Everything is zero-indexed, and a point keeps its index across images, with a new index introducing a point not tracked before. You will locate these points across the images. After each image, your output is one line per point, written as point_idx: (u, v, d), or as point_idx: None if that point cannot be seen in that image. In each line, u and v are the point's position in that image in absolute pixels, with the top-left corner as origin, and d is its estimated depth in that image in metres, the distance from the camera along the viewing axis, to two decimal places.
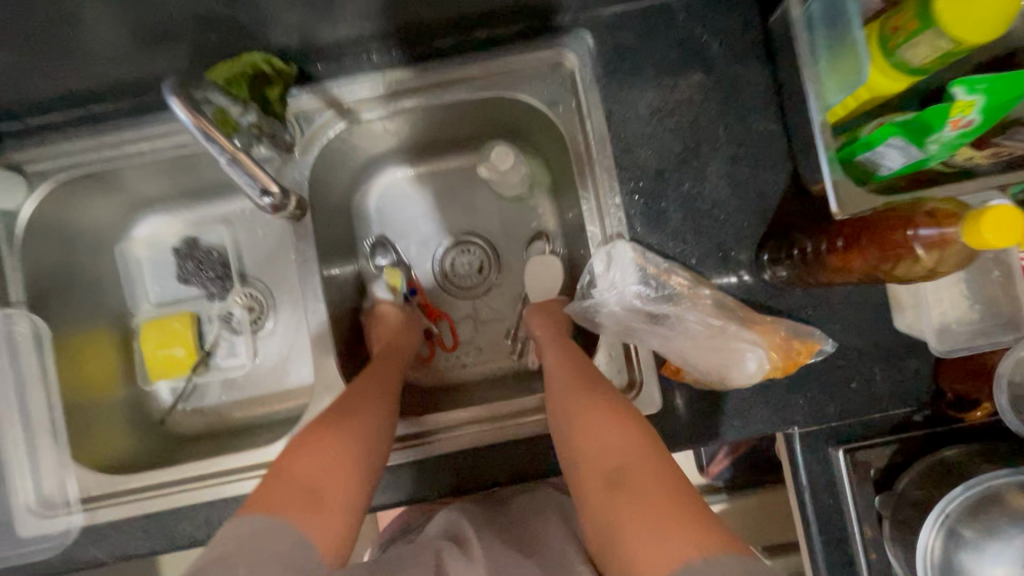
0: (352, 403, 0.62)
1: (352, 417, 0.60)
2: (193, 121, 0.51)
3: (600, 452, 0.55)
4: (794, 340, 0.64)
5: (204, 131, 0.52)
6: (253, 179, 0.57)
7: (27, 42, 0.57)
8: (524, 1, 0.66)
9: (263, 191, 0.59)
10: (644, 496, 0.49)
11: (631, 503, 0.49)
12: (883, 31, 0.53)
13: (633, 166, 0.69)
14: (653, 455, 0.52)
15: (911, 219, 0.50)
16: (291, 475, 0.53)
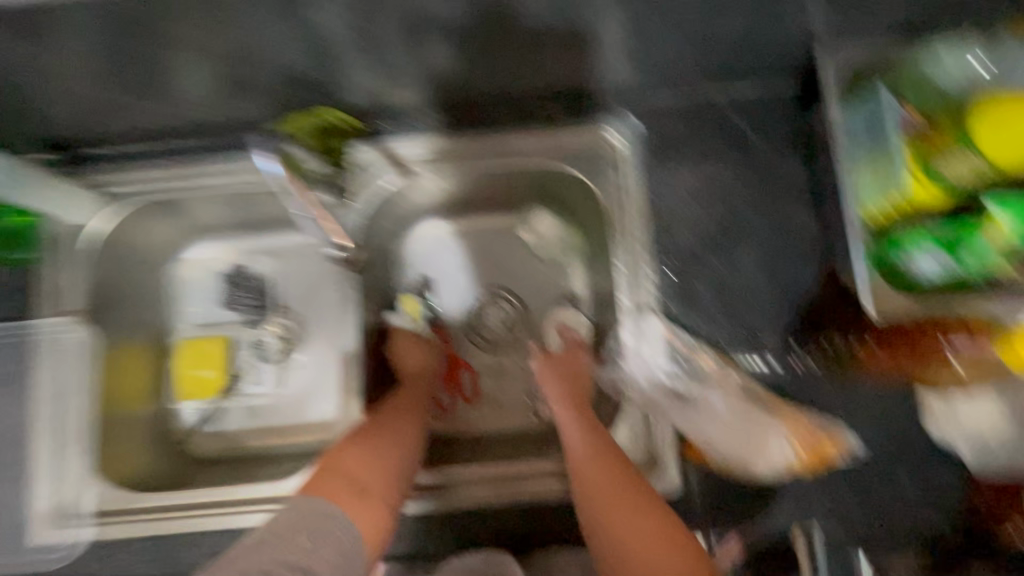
0: (384, 417, 0.69)
1: (385, 427, 0.67)
2: (270, 162, 0.55)
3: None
4: (821, 435, 0.64)
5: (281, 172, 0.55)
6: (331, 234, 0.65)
7: (133, 84, 0.63)
8: (581, 85, 0.71)
9: (339, 246, 0.67)
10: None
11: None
12: (919, 146, 0.58)
13: (668, 245, 0.72)
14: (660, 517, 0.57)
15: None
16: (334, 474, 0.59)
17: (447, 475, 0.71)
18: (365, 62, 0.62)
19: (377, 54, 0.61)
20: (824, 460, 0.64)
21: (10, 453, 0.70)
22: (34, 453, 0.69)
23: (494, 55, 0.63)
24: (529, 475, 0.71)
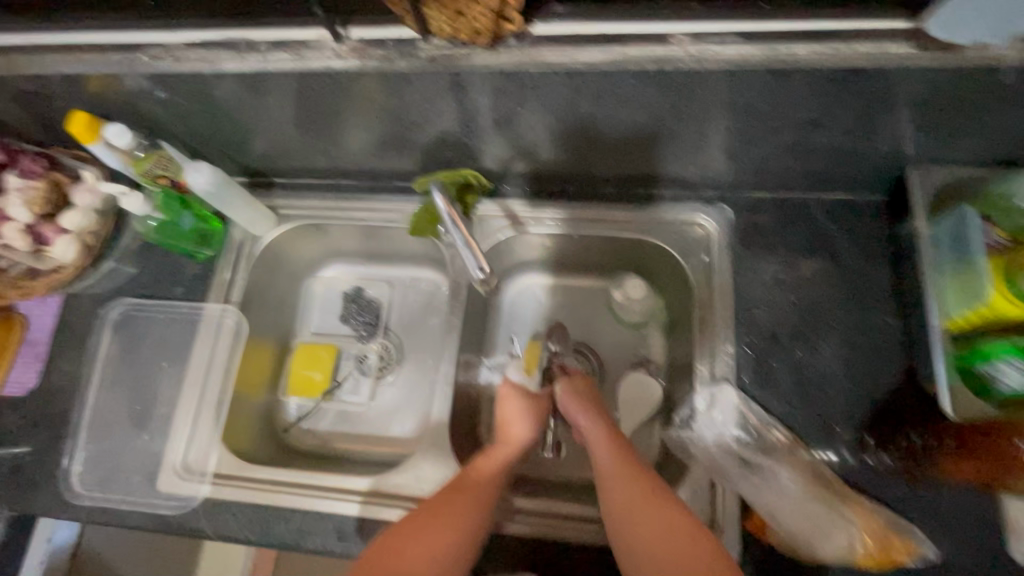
0: (443, 497, 0.67)
1: (440, 509, 0.66)
2: (448, 210, 0.72)
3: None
4: (892, 533, 0.64)
5: (454, 218, 0.72)
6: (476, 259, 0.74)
7: (326, 133, 0.82)
8: (682, 174, 0.82)
9: (479, 269, 0.75)
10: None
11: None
12: (1004, 263, 0.61)
13: (749, 323, 0.77)
14: None
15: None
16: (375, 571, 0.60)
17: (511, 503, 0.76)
18: (506, 135, 0.77)
19: (518, 130, 0.75)
20: (895, 561, 0.63)
21: (163, 407, 0.84)
22: (179, 412, 0.83)
23: (612, 141, 0.75)
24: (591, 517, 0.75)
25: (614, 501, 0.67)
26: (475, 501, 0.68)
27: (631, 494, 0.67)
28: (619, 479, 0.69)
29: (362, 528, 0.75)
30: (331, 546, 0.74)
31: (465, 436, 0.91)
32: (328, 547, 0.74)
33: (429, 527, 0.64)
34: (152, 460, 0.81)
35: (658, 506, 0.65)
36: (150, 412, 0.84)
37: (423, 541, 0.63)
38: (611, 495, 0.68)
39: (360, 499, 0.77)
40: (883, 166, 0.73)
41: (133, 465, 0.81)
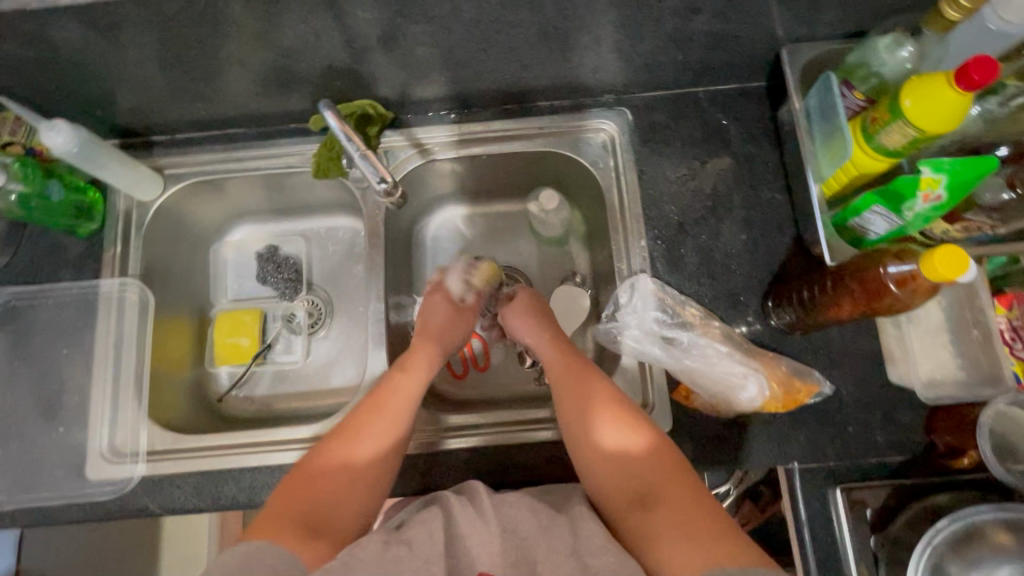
0: (358, 425, 0.69)
1: (357, 436, 0.68)
2: (339, 125, 0.73)
3: (620, 478, 0.64)
4: (794, 378, 0.73)
5: (347, 133, 0.74)
6: (376, 170, 0.76)
7: (200, 75, 0.75)
8: (580, 81, 0.83)
9: (381, 180, 0.77)
10: (677, 517, 0.58)
11: (662, 523, 0.58)
12: (864, 122, 0.67)
13: (657, 217, 0.82)
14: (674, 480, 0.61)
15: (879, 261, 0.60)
16: (295, 502, 0.62)
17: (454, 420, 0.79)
18: (398, 55, 0.74)
19: (408, 48, 0.73)
20: (798, 401, 0.72)
21: (76, 394, 0.79)
22: (95, 397, 0.78)
23: (506, 51, 0.75)
24: (537, 418, 0.80)
25: (566, 408, 0.71)
26: (391, 424, 0.70)
27: (581, 401, 0.70)
28: (570, 387, 0.72)
29: None
30: None
31: None
32: None
33: (348, 455, 0.66)
34: (75, 450, 0.77)
35: (607, 408, 0.68)
36: (62, 403, 0.78)
37: (343, 468, 0.66)
38: (562, 403, 0.71)
39: (309, 446, 0.77)
40: (759, 51, 0.78)
41: (54, 459, 0.76)
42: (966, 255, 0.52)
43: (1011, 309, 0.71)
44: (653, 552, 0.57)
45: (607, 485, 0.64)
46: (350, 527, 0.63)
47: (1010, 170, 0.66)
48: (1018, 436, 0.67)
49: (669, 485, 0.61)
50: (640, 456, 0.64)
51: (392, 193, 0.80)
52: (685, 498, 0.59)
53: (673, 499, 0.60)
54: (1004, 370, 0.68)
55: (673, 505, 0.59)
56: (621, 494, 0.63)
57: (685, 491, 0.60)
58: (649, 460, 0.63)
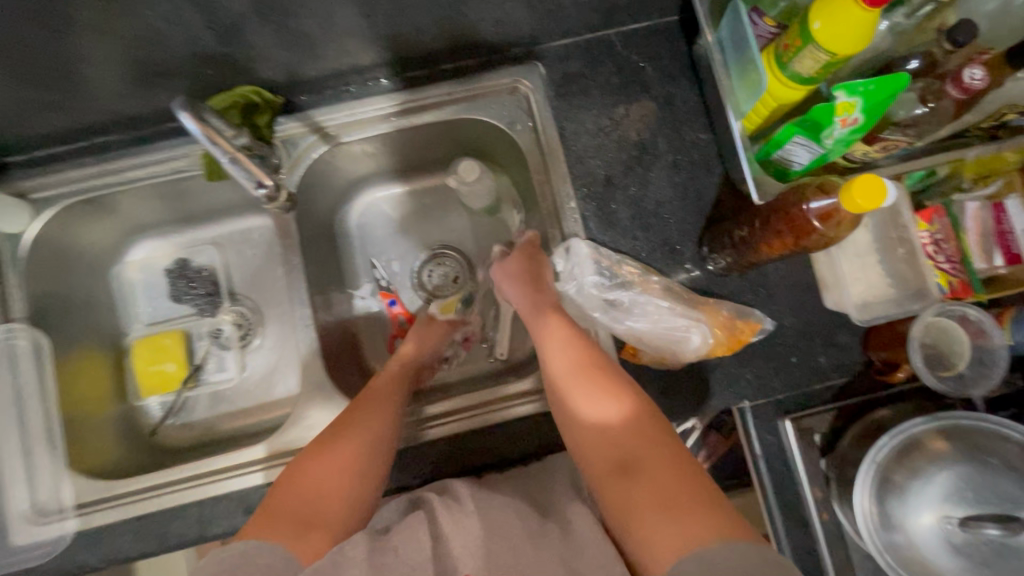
0: (346, 421, 0.67)
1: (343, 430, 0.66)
2: (201, 130, 0.59)
3: (603, 445, 0.60)
4: (736, 319, 0.72)
5: (209, 137, 0.60)
6: (250, 175, 0.67)
7: (42, 80, 0.64)
8: (484, 37, 0.77)
9: (259, 184, 0.69)
10: (656, 486, 0.54)
11: (642, 496, 0.54)
12: (777, 49, 0.64)
13: (584, 175, 0.79)
14: (663, 446, 0.57)
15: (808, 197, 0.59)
16: (286, 497, 0.59)
17: (408, 417, 0.76)
18: (273, 30, 0.65)
19: (282, 21, 0.64)
20: (741, 341, 0.72)
21: None
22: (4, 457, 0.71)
23: (393, 13, 0.67)
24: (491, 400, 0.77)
25: (556, 376, 0.66)
26: (377, 417, 0.68)
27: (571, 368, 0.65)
28: (556, 351, 0.67)
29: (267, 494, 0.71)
30: (241, 523, 0.71)
31: (352, 372, 0.87)
32: (237, 525, 0.70)
33: (335, 447, 0.63)
34: None
35: (594, 375, 0.64)
36: None
37: (331, 461, 0.62)
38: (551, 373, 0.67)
39: (256, 469, 0.72)
40: None
41: None
42: (884, 181, 0.51)
43: (932, 223, 0.72)
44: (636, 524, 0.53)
45: (593, 451, 0.60)
46: (347, 517, 0.60)
47: (921, 85, 0.64)
48: (944, 343, 0.70)
49: (652, 451, 0.57)
50: (627, 422, 0.60)
51: (276, 196, 0.72)
52: (671, 472, 0.54)
53: (656, 466, 0.55)
54: (930, 283, 0.69)
55: (655, 473, 0.55)
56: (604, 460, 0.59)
57: (669, 458, 0.56)
58: (631, 425, 0.60)
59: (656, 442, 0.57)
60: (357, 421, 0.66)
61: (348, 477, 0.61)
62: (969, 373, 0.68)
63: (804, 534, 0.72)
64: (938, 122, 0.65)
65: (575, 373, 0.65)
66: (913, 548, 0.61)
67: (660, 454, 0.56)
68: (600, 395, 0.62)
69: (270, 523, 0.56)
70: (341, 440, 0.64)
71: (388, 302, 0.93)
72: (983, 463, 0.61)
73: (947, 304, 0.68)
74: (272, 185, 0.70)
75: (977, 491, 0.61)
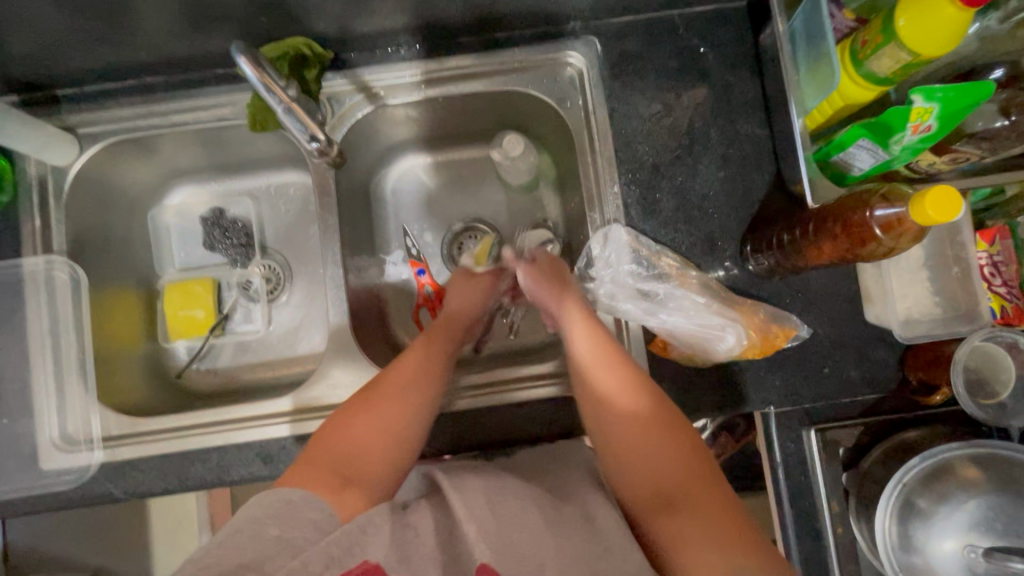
0: (386, 378, 0.66)
1: (383, 381, 0.66)
2: (256, 74, 0.60)
3: (644, 470, 0.59)
4: (772, 324, 0.71)
5: (265, 83, 0.61)
6: (303, 126, 0.66)
7: (98, 12, 0.64)
8: (542, 7, 0.74)
9: (311, 138, 0.68)
10: (705, 524, 0.54)
11: (691, 532, 0.53)
12: (854, 45, 0.60)
13: (631, 160, 0.76)
14: (709, 487, 0.57)
15: (869, 202, 0.55)
16: (327, 453, 0.60)
17: None
18: None
19: None
20: (775, 346, 0.70)
21: (16, 383, 0.72)
22: (38, 383, 0.73)
23: None
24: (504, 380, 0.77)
25: (604, 391, 0.64)
26: (414, 368, 0.67)
27: (619, 384, 0.63)
28: (604, 372, 0.64)
29: (287, 448, 0.72)
30: (258, 472, 0.72)
31: (376, 336, 0.87)
32: (254, 474, 0.71)
33: (379, 407, 0.63)
34: (25, 440, 0.72)
35: (641, 400, 0.62)
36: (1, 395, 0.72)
37: (369, 416, 0.63)
38: (592, 390, 0.65)
39: (278, 421, 0.73)
40: None
41: (3, 452, 0.71)
42: (960, 195, 0.48)
43: (994, 244, 0.69)
44: (676, 562, 0.53)
45: (639, 487, 0.59)
46: (388, 470, 0.61)
47: (1005, 96, 0.60)
48: (988, 370, 0.67)
49: (697, 488, 0.57)
50: (676, 453, 0.59)
51: (325, 152, 0.72)
52: (721, 513, 0.55)
53: (702, 506, 0.55)
54: (982, 305, 0.67)
55: (703, 514, 0.55)
56: (644, 486, 0.59)
57: (719, 505, 0.55)
58: (683, 467, 0.58)
59: (707, 485, 0.57)
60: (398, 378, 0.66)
61: (381, 435, 0.62)
62: (1012, 403, 0.66)
63: (814, 544, 0.72)
64: (1017, 138, 0.62)
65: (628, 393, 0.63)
66: (930, 572, 0.60)
67: (709, 495, 0.56)
68: (653, 425, 0.61)
69: (310, 471, 0.58)
70: (387, 402, 0.64)
71: (417, 271, 0.90)
72: (1018, 496, 0.59)
73: (997, 329, 0.66)
74: (324, 141, 0.69)
75: (1007, 523, 0.59)
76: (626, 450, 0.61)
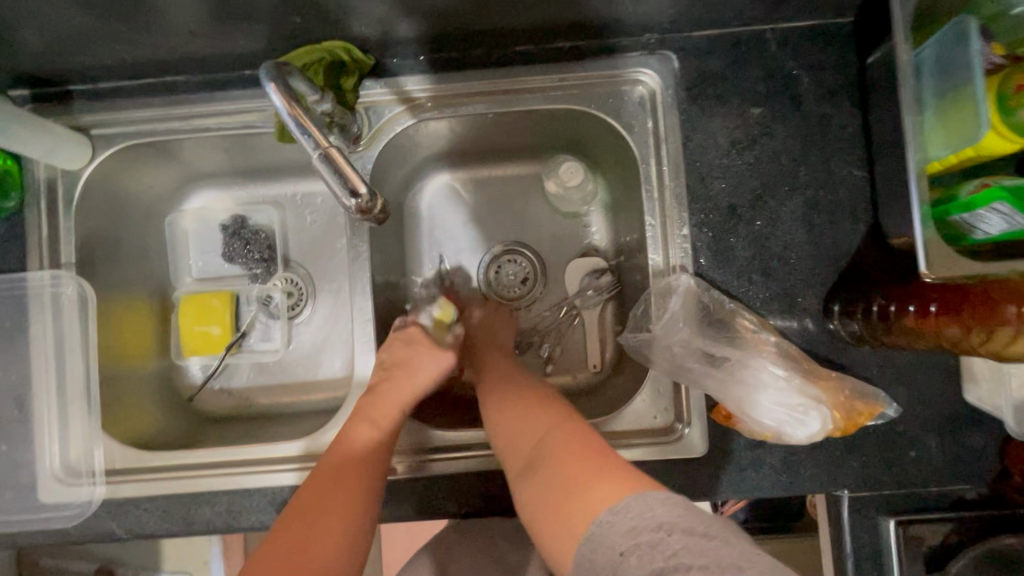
0: (318, 481, 0.57)
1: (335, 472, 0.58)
2: (282, 101, 0.52)
3: (517, 448, 0.57)
4: (857, 401, 0.61)
5: (292, 113, 0.52)
6: (342, 179, 0.54)
7: (112, 6, 0.56)
8: (615, 17, 0.64)
9: (351, 193, 0.54)
10: (554, 467, 0.51)
11: (544, 480, 0.51)
12: (1004, 90, 0.50)
13: (704, 198, 0.67)
14: (563, 432, 0.54)
15: (1022, 298, 0.49)
16: (276, 559, 0.49)
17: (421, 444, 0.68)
18: None
19: None
20: (857, 426, 0.61)
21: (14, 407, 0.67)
22: (37, 409, 0.67)
23: None
24: None
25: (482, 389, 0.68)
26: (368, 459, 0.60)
27: (498, 384, 0.67)
28: (486, 376, 0.70)
29: None
30: (271, 520, 0.66)
31: None
32: (266, 523, 0.66)
33: (336, 494, 0.56)
34: (23, 470, 0.66)
35: (507, 393, 0.64)
36: None
37: (322, 513, 0.54)
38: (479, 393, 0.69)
39: (294, 467, 0.67)
40: None
41: None
42: None
43: None
44: (545, 522, 0.49)
45: (510, 459, 0.58)
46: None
47: None
48: None
49: (552, 440, 0.54)
50: (532, 420, 0.58)
51: (369, 211, 0.56)
52: (573, 450, 0.51)
53: (557, 457, 0.52)
54: None
55: (557, 464, 0.51)
56: (516, 461, 0.57)
57: (576, 444, 0.52)
58: (541, 424, 0.57)
59: (563, 429, 0.55)
60: (348, 467, 0.59)
61: (336, 534, 0.52)
62: None
63: None
64: None
65: (496, 388, 0.66)
66: None
67: (565, 437, 0.53)
68: (512, 403, 0.62)
69: None
70: (328, 508, 0.54)
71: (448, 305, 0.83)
72: None
73: None
74: (365, 196, 0.55)
75: None
76: (499, 430, 0.61)
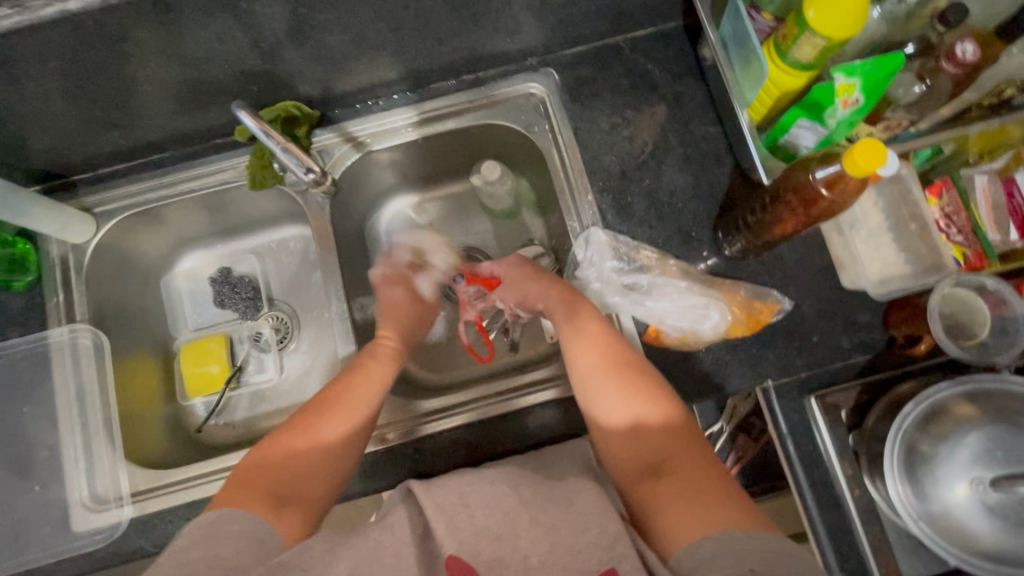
0: (331, 410, 0.69)
1: (331, 412, 0.69)
2: (255, 123, 0.70)
3: (634, 448, 0.64)
4: (754, 300, 0.75)
5: (264, 130, 0.71)
6: (300, 162, 0.75)
7: (110, 102, 0.72)
8: (500, 49, 0.83)
9: (308, 170, 0.76)
10: (686, 483, 0.60)
11: (672, 491, 0.59)
12: (776, 39, 0.67)
13: (599, 170, 0.83)
14: (690, 452, 0.63)
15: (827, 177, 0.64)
16: (269, 467, 0.64)
17: (408, 413, 0.79)
18: (310, 50, 0.73)
19: (319, 39, 0.71)
20: (761, 320, 0.75)
21: (46, 450, 0.77)
22: (68, 448, 0.76)
23: (419, 28, 0.74)
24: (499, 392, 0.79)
25: (584, 368, 0.70)
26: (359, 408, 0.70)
27: (605, 369, 0.69)
28: (586, 350, 0.71)
29: None
30: None
31: None
32: None
33: (332, 421, 0.68)
34: (58, 504, 0.74)
35: (614, 376, 0.68)
36: (35, 464, 0.76)
37: (312, 439, 0.66)
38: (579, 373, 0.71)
39: None
40: None
41: (37, 518, 0.74)
42: (884, 145, 0.56)
43: (942, 197, 0.76)
44: (660, 518, 0.59)
45: (624, 456, 0.65)
46: (317, 502, 0.64)
47: (916, 64, 0.67)
48: (964, 314, 0.72)
49: (680, 457, 0.62)
50: (659, 429, 0.64)
51: (321, 181, 0.80)
52: (697, 470, 0.61)
53: (688, 473, 0.61)
54: (945, 256, 0.71)
55: (687, 479, 0.60)
56: (631, 462, 0.64)
57: (702, 468, 0.61)
58: (666, 435, 0.64)
59: (689, 449, 0.63)
60: (348, 406, 0.70)
61: (324, 458, 0.66)
62: (992, 343, 0.70)
63: (836, 512, 0.72)
64: (936, 101, 0.68)
65: (606, 370, 0.69)
66: (948, 515, 0.62)
67: (690, 454, 0.62)
68: (633, 399, 0.66)
69: (246, 487, 0.62)
70: (324, 431, 0.67)
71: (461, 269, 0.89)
72: (1008, 424, 0.63)
73: (962, 274, 0.70)
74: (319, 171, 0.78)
75: (1005, 451, 0.63)
76: (616, 427, 0.66)
